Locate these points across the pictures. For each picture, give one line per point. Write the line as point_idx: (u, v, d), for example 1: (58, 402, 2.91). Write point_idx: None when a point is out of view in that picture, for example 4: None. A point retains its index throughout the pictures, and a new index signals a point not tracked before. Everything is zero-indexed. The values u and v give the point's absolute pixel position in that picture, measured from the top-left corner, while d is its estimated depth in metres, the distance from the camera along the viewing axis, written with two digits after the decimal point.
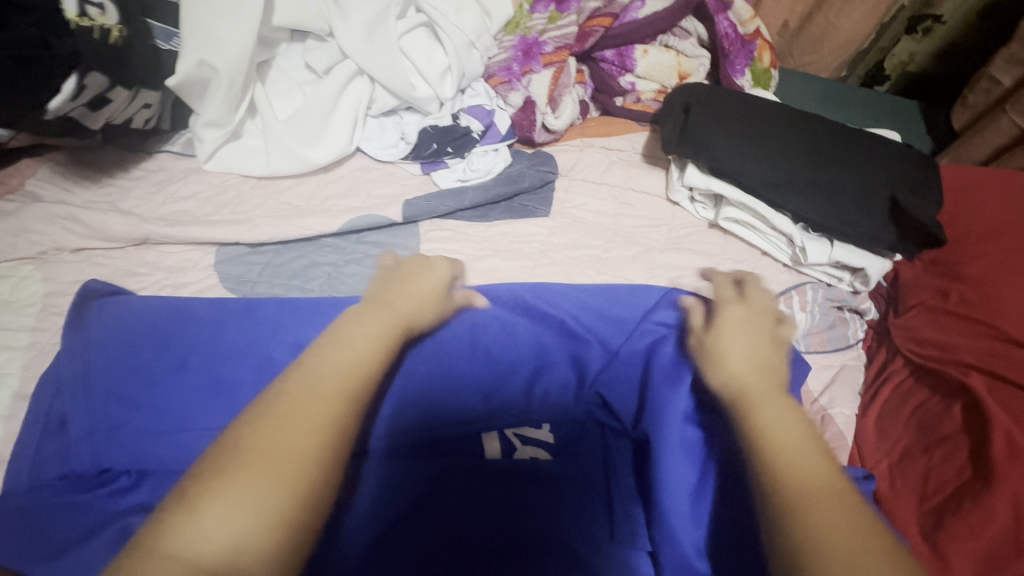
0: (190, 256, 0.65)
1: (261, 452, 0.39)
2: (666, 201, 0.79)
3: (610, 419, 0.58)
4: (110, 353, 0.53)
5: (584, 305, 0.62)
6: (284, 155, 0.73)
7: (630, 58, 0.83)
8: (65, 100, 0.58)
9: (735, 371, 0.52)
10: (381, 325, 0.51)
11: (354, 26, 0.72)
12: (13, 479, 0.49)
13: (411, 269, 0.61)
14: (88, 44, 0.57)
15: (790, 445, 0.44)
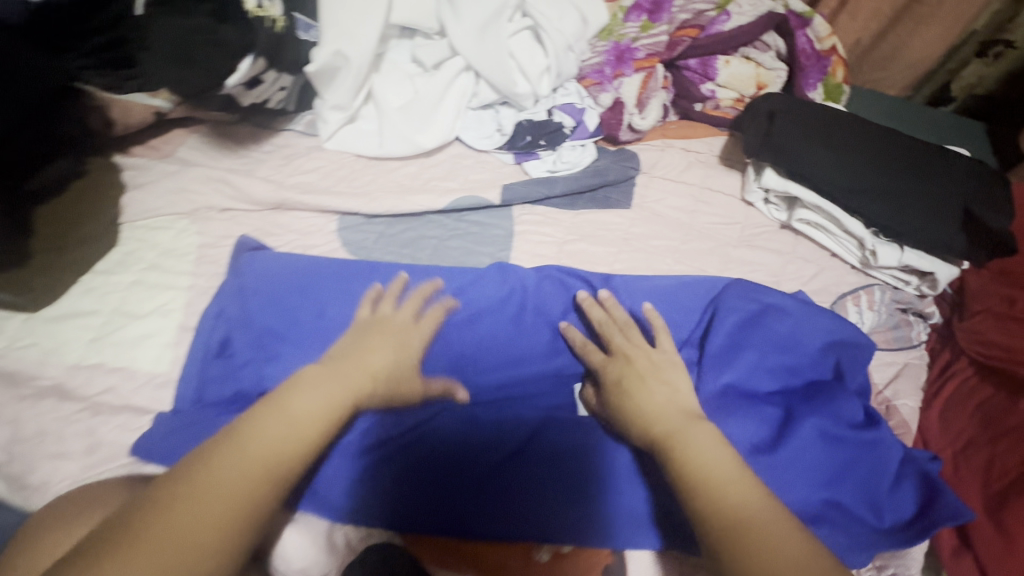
0: (317, 222, 0.74)
1: (158, 545, 0.37)
2: (740, 201, 0.84)
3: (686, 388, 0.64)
4: (265, 295, 0.62)
5: (659, 289, 0.69)
6: (397, 140, 0.82)
7: (713, 67, 0.89)
8: (241, 78, 0.66)
9: (648, 407, 0.53)
10: (336, 393, 0.48)
11: (466, 27, 0.80)
12: (182, 394, 0.57)
13: (380, 325, 0.58)
14: (263, 31, 0.66)
15: (713, 469, 0.47)
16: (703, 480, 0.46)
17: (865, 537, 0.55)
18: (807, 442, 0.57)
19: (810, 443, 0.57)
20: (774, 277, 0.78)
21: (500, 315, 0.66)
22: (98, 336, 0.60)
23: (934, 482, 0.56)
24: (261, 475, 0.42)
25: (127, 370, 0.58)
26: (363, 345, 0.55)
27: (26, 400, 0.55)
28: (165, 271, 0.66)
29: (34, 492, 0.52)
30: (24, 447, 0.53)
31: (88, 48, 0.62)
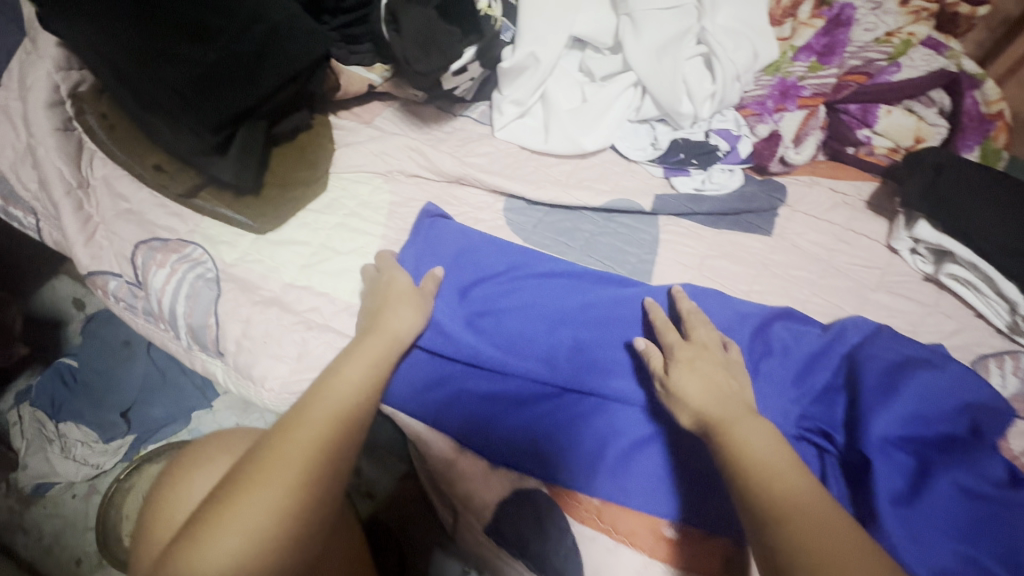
0: (487, 200, 0.82)
1: (257, 481, 0.44)
2: (884, 247, 0.86)
3: (826, 442, 0.65)
4: (448, 260, 0.72)
5: (803, 333, 0.72)
6: (563, 139, 0.89)
7: (873, 114, 0.90)
8: (463, 64, 0.75)
9: (693, 397, 0.55)
10: (372, 357, 0.57)
11: (643, 46, 0.87)
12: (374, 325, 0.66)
13: (387, 291, 0.65)
14: (488, 27, 0.76)
15: (762, 459, 0.48)
16: (750, 465, 0.48)
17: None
18: (944, 495, 0.58)
19: (947, 497, 0.57)
20: (911, 326, 0.79)
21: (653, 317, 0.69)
22: (309, 263, 0.70)
23: None
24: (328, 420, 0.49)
25: (329, 296, 0.68)
26: (390, 313, 0.62)
27: (256, 306, 0.65)
28: (363, 220, 0.75)
29: (254, 382, 0.63)
30: (251, 343, 0.63)
31: (336, 23, 0.79)
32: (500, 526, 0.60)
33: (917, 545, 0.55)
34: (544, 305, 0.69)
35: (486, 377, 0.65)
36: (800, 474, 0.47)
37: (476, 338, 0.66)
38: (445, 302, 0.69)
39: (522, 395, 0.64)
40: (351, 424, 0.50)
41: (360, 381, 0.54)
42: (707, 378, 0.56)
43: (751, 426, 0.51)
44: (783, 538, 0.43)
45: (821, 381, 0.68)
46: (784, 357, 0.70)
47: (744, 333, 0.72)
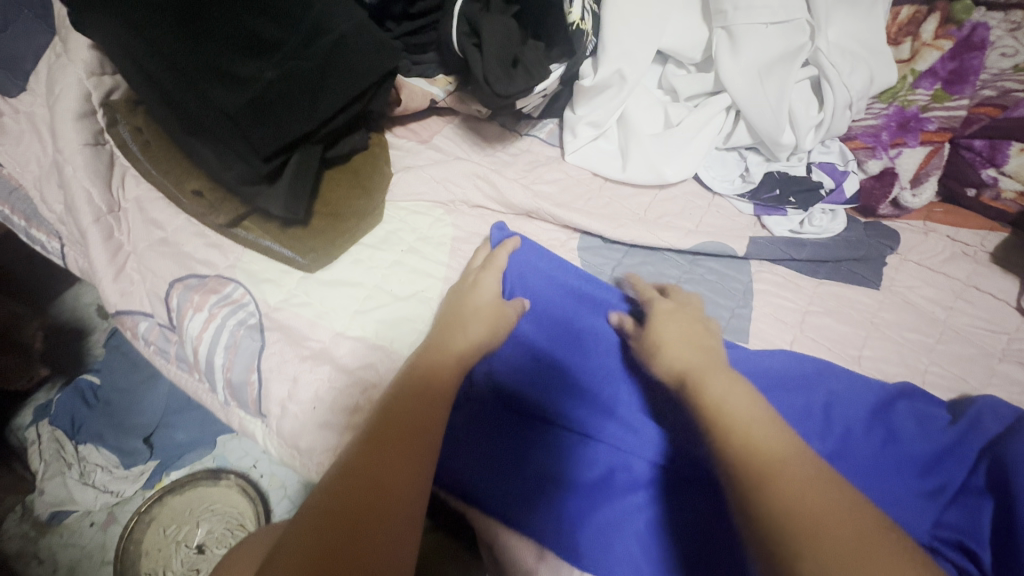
0: (559, 237, 0.73)
1: (304, 519, 0.41)
2: (1013, 308, 0.74)
3: (969, 565, 0.52)
4: (539, 299, 0.65)
5: (930, 419, 0.61)
6: (643, 167, 0.79)
7: (1003, 153, 0.76)
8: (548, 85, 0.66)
9: (672, 354, 0.54)
10: (435, 376, 0.51)
11: (742, 65, 0.77)
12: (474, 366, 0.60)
13: (459, 307, 0.59)
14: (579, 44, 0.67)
15: (735, 409, 0.46)
16: (721, 419, 0.46)
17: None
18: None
19: None
20: None
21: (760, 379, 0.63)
22: (362, 309, 0.61)
23: None
24: (377, 446, 0.45)
25: (386, 350, 0.59)
26: (459, 326, 0.57)
27: (305, 362, 0.57)
28: (423, 257, 0.66)
29: (301, 454, 0.54)
30: (298, 407, 0.55)
31: (402, 31, 0.70)
32: None
33: None
34: (630, 367, 0.61)
35: (569, 452, 0.56)
36: (773, 424, 0.45)
37: (550, 399, 0.58)
38: (525, 351, 0.61)
39: (614, 482, 0.54)
40: (394, 442, 0.45)
41: (412, 396, 0.49)
42: (684, 337, 0.55)
43: (722, 379, 0.49)
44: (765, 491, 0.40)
45: (957, 484, 0.57)
46: (912, 447, 0.59)
47: (861, 408, 0.62)
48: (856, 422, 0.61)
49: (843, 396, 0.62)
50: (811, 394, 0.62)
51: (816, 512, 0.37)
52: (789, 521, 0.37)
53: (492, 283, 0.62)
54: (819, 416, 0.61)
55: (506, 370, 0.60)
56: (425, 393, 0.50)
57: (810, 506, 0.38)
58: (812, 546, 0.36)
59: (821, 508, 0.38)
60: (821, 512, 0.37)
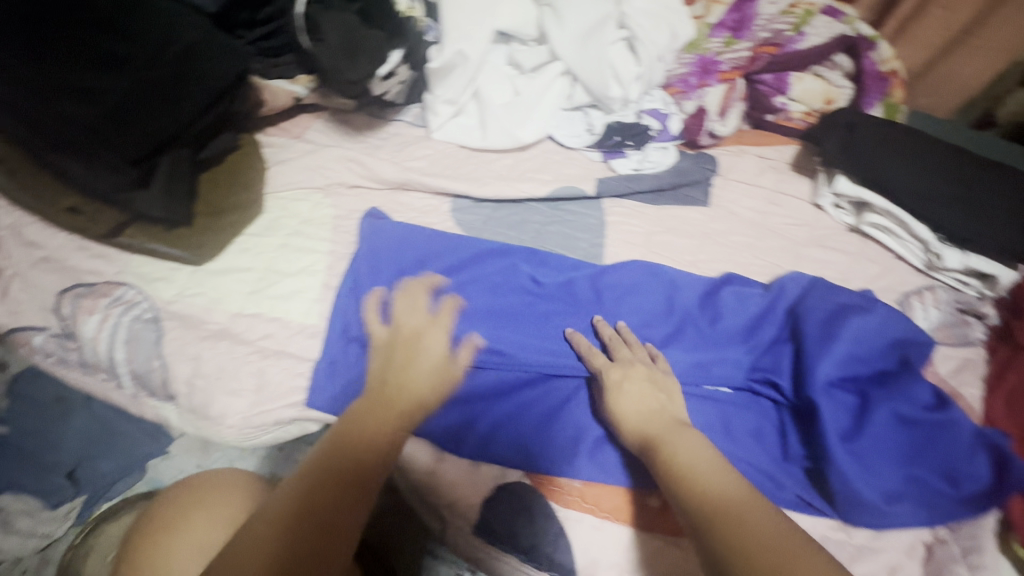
0: (433, 203, 0.82)
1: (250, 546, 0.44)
2: (810, 204, 0.91)
3: (776, 394, 0.69)
4: (413, 254, 0.71)
5: (744, 294, 0.74)
6: (500, 134, 0.90)
7: (787, 83, 0.96)
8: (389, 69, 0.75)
9: (634, 416, 0.57)
10: (371, 438, 0.53)
11: (568, 33, 0.89)
12: (362, 324, 0.65)
13: (406, 351, 0.61)
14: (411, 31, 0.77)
15: (692, 465, 0.51)
16: (681, 473, 0.50)
17: (944, 516, 0.59)
18: (889, 436, 0.62)
19: (887, 426, 0.62)
20: (841, 275, 0.85)
21: (618, 283, 0.73)
22: (255, 289, 0.67)
23: (1005, 452, 0.60)
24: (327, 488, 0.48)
25: (282, 320, 0.66)
26: (404, 373, 0.59)
27: (204, 341, 0.62)
28: (307, 237, 0.73)
29: (213, 422, 0.60)
30: (204, 381, 0.60)
31: (253, 37, 0.75)
32: (489, 522, 0.58)
33: (872, 479, 0.60)
34: (508, 306, 0.69)
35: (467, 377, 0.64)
36: (722, 476, 0.50)
37: (441, 341, 0.65)
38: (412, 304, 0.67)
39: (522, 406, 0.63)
40: (337, 489, 0.48)
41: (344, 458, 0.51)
42: (644, 402, 0.58)
43: (686, 436, 0.54)
44: (718, 539, 0.44)
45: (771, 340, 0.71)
46: (734, 322, 0.72)
47: (688, 294, 0.74)
48: (689, 306, 0.73)
49: (674, 287, 0.74)
50: (656, 292, 0.73)
51: (766, 546, 0.43)
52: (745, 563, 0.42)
53: (438, 343, 0.62)
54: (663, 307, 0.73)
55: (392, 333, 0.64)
56: (367, 440, 0.53)
57: (750, 534, 0.44)
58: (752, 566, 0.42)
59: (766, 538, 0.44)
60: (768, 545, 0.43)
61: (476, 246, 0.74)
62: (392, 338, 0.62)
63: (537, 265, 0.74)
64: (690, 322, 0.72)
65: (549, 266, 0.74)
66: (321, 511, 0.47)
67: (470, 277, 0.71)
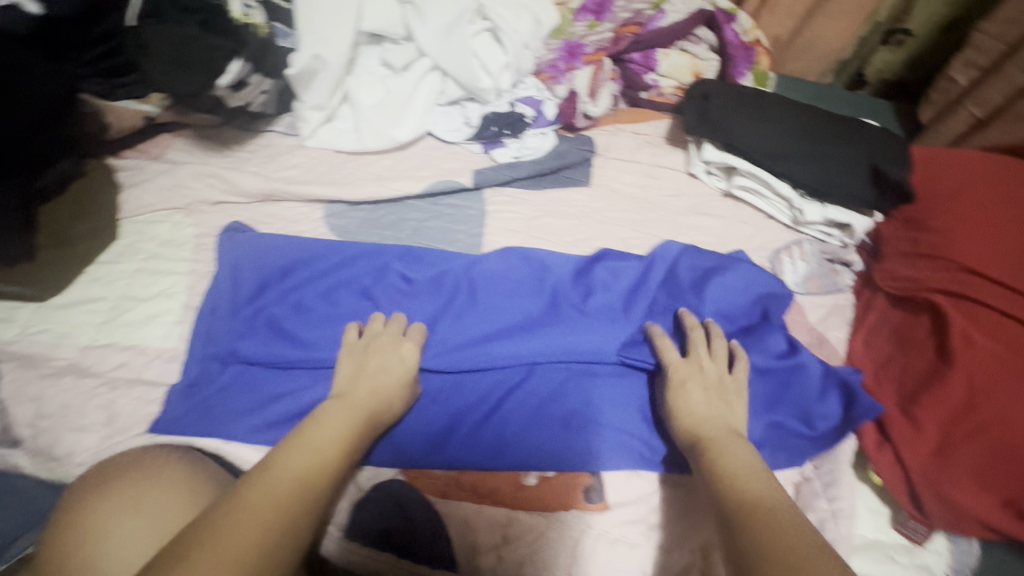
0: (304, 211, 0.81)
1: (262, 508, 0.41)
2: (685, 174, 0.95)
3: None
4: (275, 265, 0.70)
5: (617, 269, 0.77)
6: (373, 135, 0.89)
7: (653, 59, 1.00)
8: (231, 79, 0.72)
9: (693, 415, 0.59)
10: (341, 439, 0.51)
11: (431, 29, 0.89)
12: (220, 342, 0.64)
13: (378, 357, 0.61)
14: (253, 38, 0.74)
15: (742, 470, 0.53)
16: (723, 475, 0.52)
17: (800, 456, 0.63)
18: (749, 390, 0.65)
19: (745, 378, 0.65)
20: (717, 239, 0.88)
21: (491, 271, 0.74)
22: (108, 319, 0.65)
23: (852, 388, 0.64)
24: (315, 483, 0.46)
25: (138, 347, 0.63)
26: (368, 381, 0.59)
27: (46, 379, 0.60)
28: (165, 259, 0.71)
29: (61, 462, 0.57)
30: (48, 420, 0.58)
31: (86, 58, 0.72)
32: (359, 523, 0.59)
33: None
34: (379, 306, 0.69)
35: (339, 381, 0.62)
36: (766, 479, 0.51)
37: (308, 349, 0.64)
38: (275, 314, 0.66)
39: None
40: (319, 483, 0.46)
41: (325, 454, 0.49)
42: (698, 400, 0.60)
43: (736, 447, 0.56)
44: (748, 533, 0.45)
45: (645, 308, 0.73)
46: (608, 296, 0.74)
47: (562, 273, 0.76)
48: (564, 284, 0.75)
49: (546, 268, 0.76)
50: (529, 275, 0.75)
51: (801, 542, 0.43)
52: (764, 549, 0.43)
53: (409, 350, 0.63)
54: (535, 288, 0.74)
55: (251, 348, 0.63)
56: (339, 445, 0.51)
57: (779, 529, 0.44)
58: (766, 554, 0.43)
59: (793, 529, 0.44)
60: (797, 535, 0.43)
61: (346, 250, 0.73)
62: (369, 342, 0.63)
63: (411, 262, 0.74)
64: (567, 299, 0.74)
65: (422, 262, 0.74)
66: (304, 510, 0.43)
67: (338, 281, 0.70)
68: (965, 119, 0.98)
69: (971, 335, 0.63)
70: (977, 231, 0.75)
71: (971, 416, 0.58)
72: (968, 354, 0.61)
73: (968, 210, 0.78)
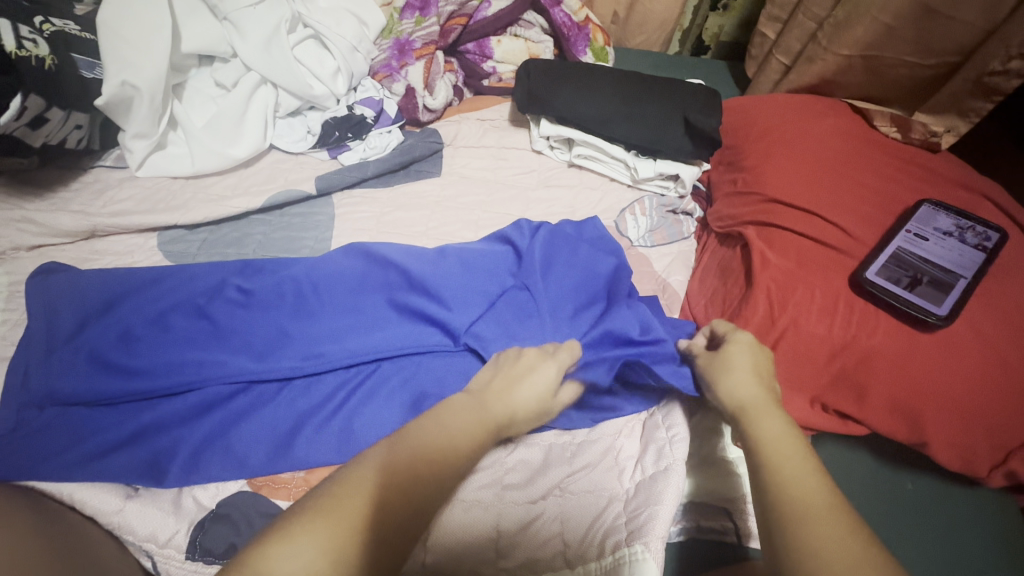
0: (136, 241, 0.78)
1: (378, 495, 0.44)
2: (531, 151, 0.98)
3: None
4: (96, 299, 0.67)
5: (469, 250, 0.77)
6: (207, 155, 0.86)
7: (488, 47, 1.05)
8: (10, 117, 0.71)
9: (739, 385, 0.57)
10: (463, 437, 0.52)
11: (252, 43, 0.87)
12: (35, 386, 0.60)
13: (520, 373, 0.61)
14: (29, 70, 0.71)
15: (781, 441, 0.50)
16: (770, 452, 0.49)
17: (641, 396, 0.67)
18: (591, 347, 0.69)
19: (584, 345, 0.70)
20: (569, 208, 0.91)
21: (335, 270, 0.73)
22: None
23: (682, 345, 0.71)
24: (409, 478, 0.46)
25: None
26: (504, 393, 0.58)
27: None
28: None
29: None
30: None
31: None
32: (204, 542, 0.56)
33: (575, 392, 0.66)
34: (215, 321, 0.67)
35: (175, 403, 0.61)
36: (814, 466, 0.47)
37: (135, 378, 0.61)
38: (97, 346, 0.63)
39: (230, 416, 0.62)
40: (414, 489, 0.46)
41: (433, 452, 0.50)
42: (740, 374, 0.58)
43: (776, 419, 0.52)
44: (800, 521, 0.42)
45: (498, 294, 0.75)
46: (458, 275, 0.74)
47: (406, 258, 0.74)
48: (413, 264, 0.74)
49: (393, 251, 0.75)
50: (376, 267, 0.75)
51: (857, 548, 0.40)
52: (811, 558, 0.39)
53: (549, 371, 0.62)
54: (380, 280, 0.74)
55: (68, 386, 0.60)
56: (462, 440, 0.52)
57: (832, 530, 0.41)
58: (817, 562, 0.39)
59: (842, 534, 0.41)
60: (849, 540, 0.40)
61: (177, 271, 0.72)
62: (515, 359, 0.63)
63: (251, 274, 0.73)
64: (417, 286, 0.73)
65: (264, 272, 0.73)
66: (412, 490, 0.46)
67: (171, 303, 0.68)
68: (777, 69, 1.05)
69: (767, 257, 0.69)
70: (779, 162, 0.81)
71: (772, 330, 0.64)
72: (764, 274, 0.67)
73: (771, 146, 0.85)
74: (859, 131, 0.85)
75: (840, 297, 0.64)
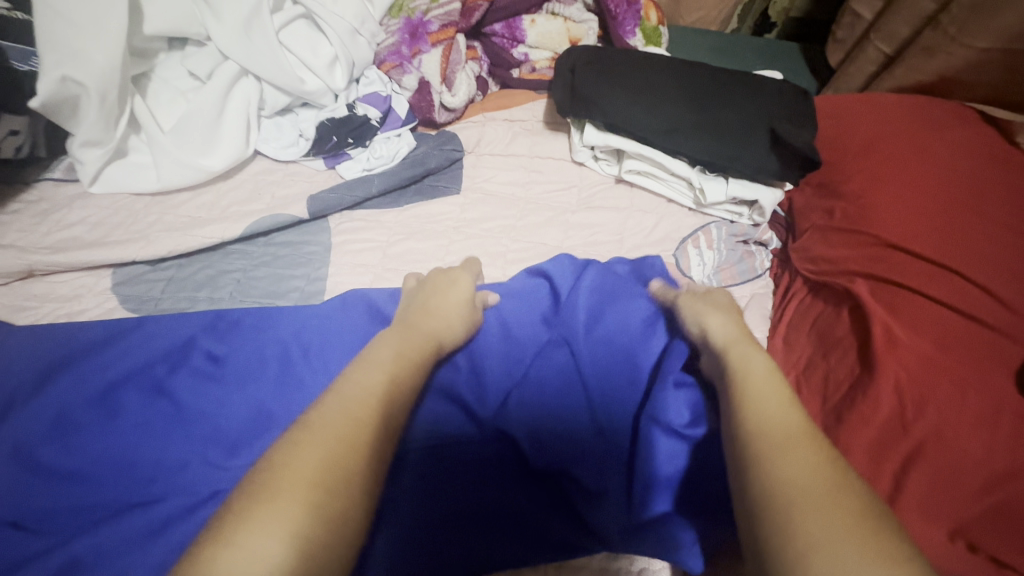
0: (84, 282, 0.64)
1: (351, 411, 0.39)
2: (571, 162, 0.80)
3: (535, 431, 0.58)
4: (30, 374, 0.53)
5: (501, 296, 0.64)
6: (175, 167, 0.70)
7: (519, 29, 0.87)
8: None
9: (721, 324, 0.55)
10: (406, 351, 0.49)
11: (228, 25, 0.69)
12: None
13: (443, 285, 0.59)
14: None
15: (759, 395, 0.43)
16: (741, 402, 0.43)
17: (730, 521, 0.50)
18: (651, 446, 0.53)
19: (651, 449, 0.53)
20: (617, 235, 0.74)
21: (320, 326, 0.59)
22: None
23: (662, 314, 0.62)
24: (387, 441, 0.40)
25: None
26: (426, 305, 0.56)
27: None
28: None
29: None
30: None
31: None
32: None
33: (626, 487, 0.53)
34: (175, 399, 0.53)
35: (118, 520, 0.46)
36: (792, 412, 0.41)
37: (72, 482, 0.48)
38: (25, 441, 0.50)
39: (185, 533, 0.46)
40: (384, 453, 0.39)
41: (375, 393, 0.42)
42: (730, 316, 0.56)
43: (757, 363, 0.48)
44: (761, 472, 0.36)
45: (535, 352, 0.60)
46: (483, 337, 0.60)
47: None
48: None
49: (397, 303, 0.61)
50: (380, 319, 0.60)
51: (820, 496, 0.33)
52: (786, 502, 0.34)
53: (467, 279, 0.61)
54: None
55: None
56: (406, 386, 0.45)
57: (801, 473, 0.35)
58: (804, 524, 0.32)
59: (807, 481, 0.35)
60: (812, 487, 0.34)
61: (131, 324, 0.57)
62: (434, 276, 0.61)
63: (220, 327, 0.58)
64: None
65: (236, 327, 0.59)
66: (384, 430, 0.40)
67: (119, 370, 0.54)
68: (874, 58, 0.86)
69: (895, 333, 0.54)
70: (893, 190, 0.63)
71: (900, 441, 0.49)
72: (893, 359, 0.52)
73: (882, 165, 0.66)
74: (997, 150, 0.66)
75: (999, 402, 0.49)
